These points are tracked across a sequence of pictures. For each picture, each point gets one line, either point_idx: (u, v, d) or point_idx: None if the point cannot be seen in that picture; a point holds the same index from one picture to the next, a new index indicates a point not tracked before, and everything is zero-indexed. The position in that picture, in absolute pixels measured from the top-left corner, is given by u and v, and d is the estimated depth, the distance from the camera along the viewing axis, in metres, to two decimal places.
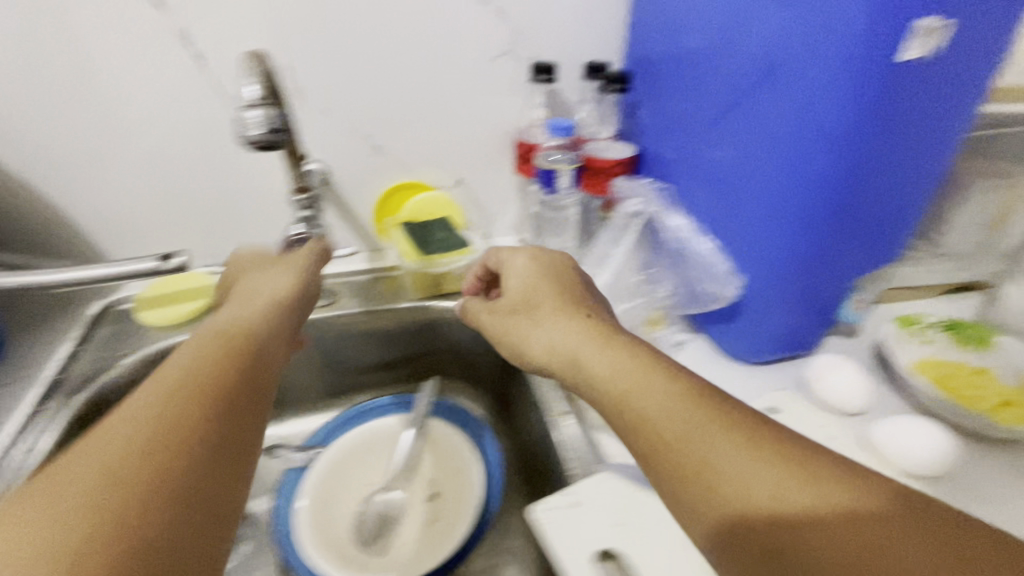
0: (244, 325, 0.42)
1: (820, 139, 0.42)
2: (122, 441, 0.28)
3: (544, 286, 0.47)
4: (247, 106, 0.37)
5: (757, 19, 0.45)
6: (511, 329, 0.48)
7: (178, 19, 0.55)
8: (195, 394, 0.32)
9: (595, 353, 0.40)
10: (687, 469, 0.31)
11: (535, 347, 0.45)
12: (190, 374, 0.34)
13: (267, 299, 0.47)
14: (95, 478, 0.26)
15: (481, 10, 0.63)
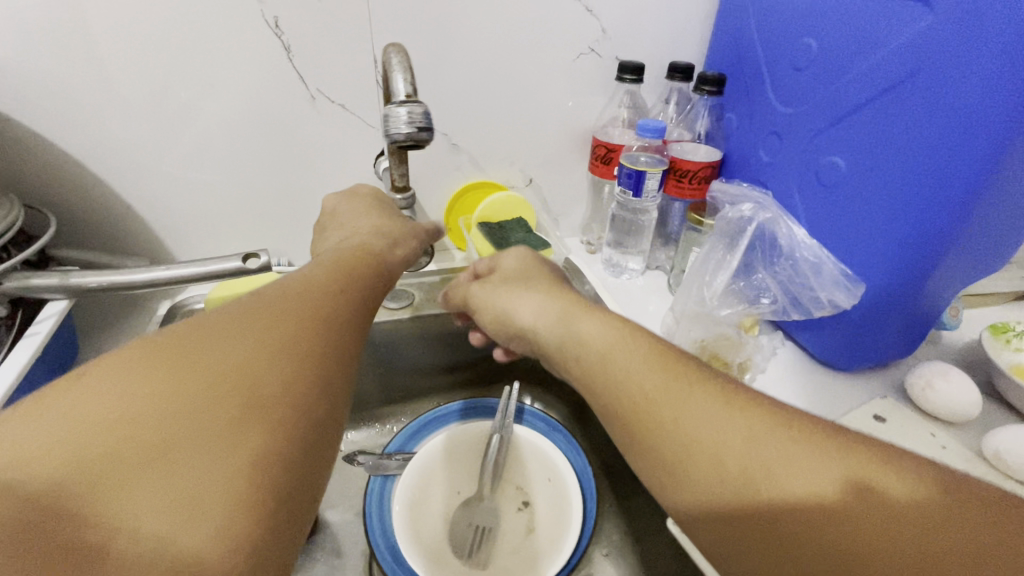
0: (364, 270, 0.43)
1: (966, 151, 0.40)
2: (270, 334, 0.31)
3: (537, 270, 0.53)
4: (398, 101, 0.36)
5: (900, 25, 0.44)
6: (498, 298, 0.51)
7: (272, 6, 0.52)
8: (325, 315, 0.35)
9: (577, 318, 0.43)
10: (723, 464, 0.31)
11: (520, 315, 0.48)
12: (320, 299, 0.36)
13: (368, 240, 0.47)
14: (246, 358, 0.29)
15: (573, 6, 0.61)
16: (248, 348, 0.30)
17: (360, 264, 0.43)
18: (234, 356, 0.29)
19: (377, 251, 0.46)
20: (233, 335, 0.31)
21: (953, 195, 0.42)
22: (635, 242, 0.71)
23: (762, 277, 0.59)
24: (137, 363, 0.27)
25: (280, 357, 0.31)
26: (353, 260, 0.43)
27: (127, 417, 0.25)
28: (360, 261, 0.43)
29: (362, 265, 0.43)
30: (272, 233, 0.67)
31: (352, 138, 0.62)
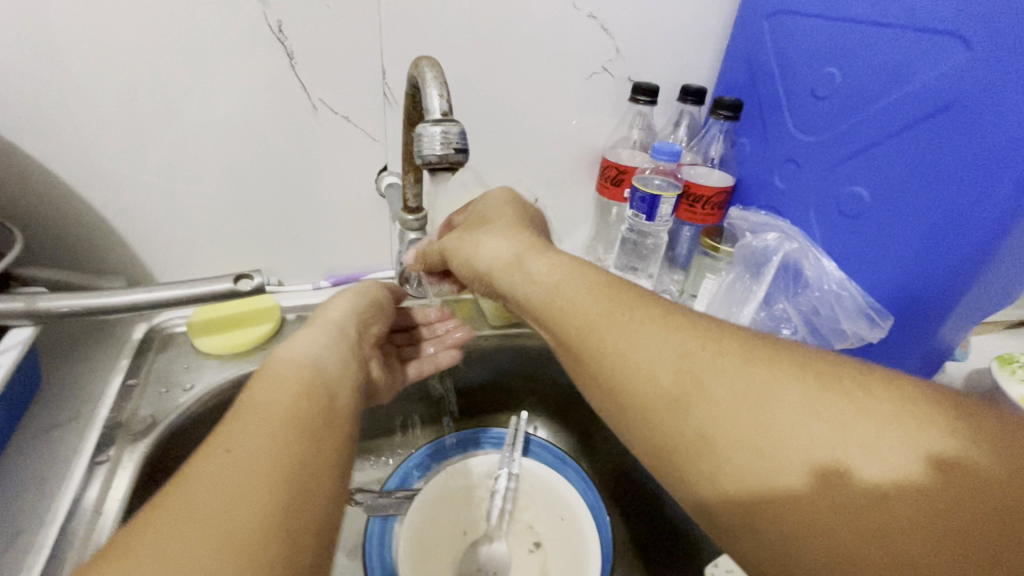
0: (309, 346, 0.39)
1: (1001, 186, 0.39)
2: (244, 465, 0.28)
3: (502, 209, 0.48)
4: (433, 120, 0.33)
5: (931, 58, 0.43)
6: (457, 247, 0.47)
7: (276, 11, 0.49)
8: (256, 452, 0.29)
9: (534, 257, 0.42)
10: (776, 480, 0.27)
11: (478, 259, 0.45)
12: (272, 400, 0.33)
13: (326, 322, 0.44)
14: (219, 502, 0.26)
15: (589, 24, 0.59)
16: (176, 544, 0.24)
17: (300, 340, 0.40)
18: (154, 549, 0.24)
19: (320, 324, 0.43)
20: (211, 474, 0.27)
21: (986, 232, 0.41)
22: (643, 265, 0.70)
23: (782, 306, 0.59)
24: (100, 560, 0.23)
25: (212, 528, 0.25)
26: (297, 338, 0.40)
27: None
28: (301, 338, 0.40)
29: (304, 343, 0.40)
30: (262, 249, 0.62)
31: (354, 153, 0.58)
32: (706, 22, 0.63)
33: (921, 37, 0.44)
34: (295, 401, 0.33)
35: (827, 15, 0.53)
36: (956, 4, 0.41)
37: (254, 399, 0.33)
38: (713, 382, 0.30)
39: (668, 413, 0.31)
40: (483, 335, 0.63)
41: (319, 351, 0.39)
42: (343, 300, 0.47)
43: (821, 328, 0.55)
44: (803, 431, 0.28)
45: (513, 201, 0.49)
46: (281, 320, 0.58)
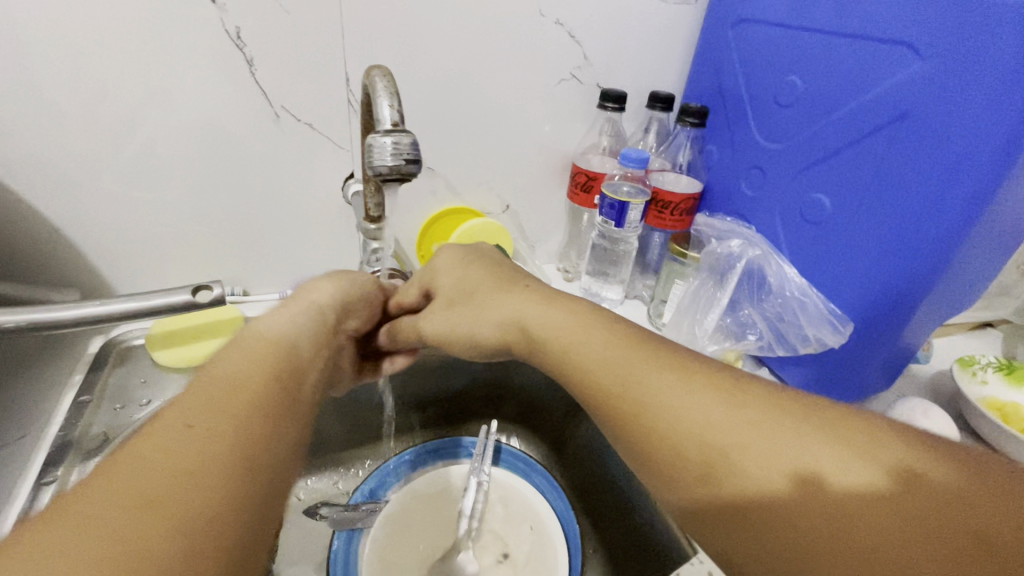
0: (280, 323, 0.36)
1: (957, 193, 0.40)
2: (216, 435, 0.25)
3: (477, 272, 0.47)
4: (384, 131, 0.32)
5: (890, 67, 0.44)
6: (450, 321, 0.46)
7: (236, 16, 0.48)
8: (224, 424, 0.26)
9: (488, 300, 0.44)
10: (741, 487, 0.28)
11: (475, 331, 0.44)
12: (240, 375, 0.30)
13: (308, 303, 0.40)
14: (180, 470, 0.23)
15: (556, 30, 0.59)
16: (132, 507, 0.21)
17: (278, 317, 0.37)
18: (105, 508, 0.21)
19: (298, 303, 0.39)
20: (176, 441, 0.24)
21: (942, 238, 0.42)
22: (615, 271, 0.70)
23: (747, 313, 0.59)
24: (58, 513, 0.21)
25: (168, 508, 0.22)
26: (276, 313, 0.37)
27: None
28: (278, 317, 0.37)
29: (281, 325, 0.36)
30: (226, 258, 0.60)
31: (319, 160, 0.58)
32: (673, 30, 0.64)
33: (877, 48, 0.45)
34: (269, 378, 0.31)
35: (790, 24, 0.53)
36: (911, 13, 0.42)
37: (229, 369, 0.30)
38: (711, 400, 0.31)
39: (664, 426, 0.31)
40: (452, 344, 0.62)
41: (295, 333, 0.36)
42: (331, 284, 0.42)
43: (784, 333, 0.55)
44: (752, 437, 0.29)
45: (480, 258, 0.49)
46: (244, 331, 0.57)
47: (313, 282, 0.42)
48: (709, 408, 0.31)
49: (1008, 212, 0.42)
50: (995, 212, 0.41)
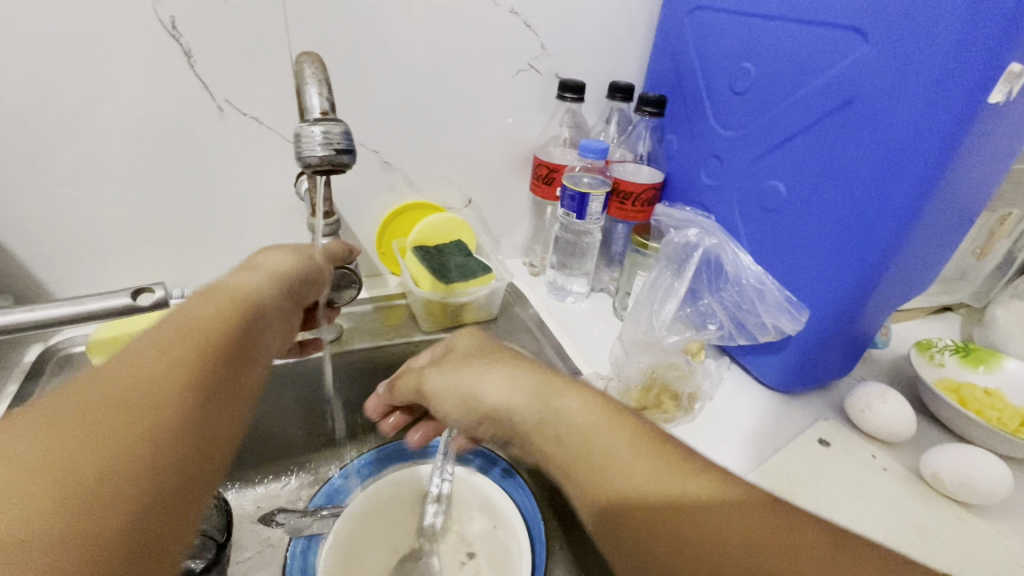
0: (234, 282, 0.38)
1: (903, 179, 0.41)
2: (175, 343, 0.31)
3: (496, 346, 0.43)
4: (312, 120, 0.31)
5: (837, 52, 0.44)
6: (458, 378, 0.40)
7: (168, 5, 0.46)
8: (188, 329, 0.32)
9: (495, 366, 0.39)
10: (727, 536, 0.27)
11: (483, 393, 0.38)
12: (198, 313, 0.34)
13: (255, 272, 0.40)
14: (153, 364, 0.29)
15: (511, 20, 0.58)
16: (119, 384, 0.27)
17: (232, 282, 0.38)
18: (105, 382, 0.27)
19: (246, 268, 0.40)
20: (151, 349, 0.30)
21: (891, 225, 0.42)
22: (578, 263, 0.69)
23: (708, 303, 0.58)
24: (73, 389, 0.27)
25: (141, 386, 0.27)
26: (226, 278, 0.38)
27: (59, 420, 0.25)
28: (235, 280, 0.38)
29: (251, 288, 0.38)
30: (173, 259, 0.58)
31: (268, 155, 0.56)
32: (630, 20, 0.63)
33: (827, 33, 0.45)
34: (226, 312, 0.35)
35: (741, 11, 0.53)
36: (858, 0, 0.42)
37: (192, 309, 0.34)
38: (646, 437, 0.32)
39: (592, 443, 0.32)
40: (414, 342, 0.61)
41: (239, 290, 0.37)
42: (289, 253, 0.42)
43: (744, 322, 0.55)
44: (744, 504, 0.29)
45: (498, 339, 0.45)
46: None
47: (264, 254, 0.42)
48: (657, 444, 0.32)
49: (953, 196, 0.43)
50: (939, 195, 0.41)
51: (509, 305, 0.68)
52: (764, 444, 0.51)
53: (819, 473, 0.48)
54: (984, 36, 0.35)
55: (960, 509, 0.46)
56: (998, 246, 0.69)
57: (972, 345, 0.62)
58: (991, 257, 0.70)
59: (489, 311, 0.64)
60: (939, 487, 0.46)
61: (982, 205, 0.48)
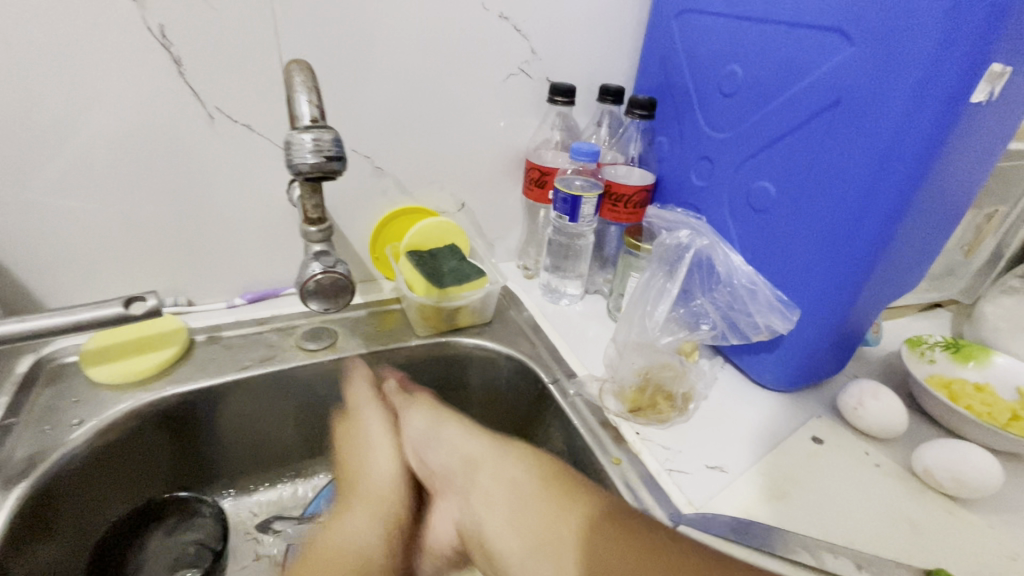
0: (380, 478, 0.46)
1: (890, 178, 0.41)
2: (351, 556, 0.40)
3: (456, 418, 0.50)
4: (302, 128, 0.32)
5: (821, 54, 0.45)
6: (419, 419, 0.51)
7: (158, 15, 0.46)
8: (347, 546, 0.40)
9: (447, 425, 0.49)
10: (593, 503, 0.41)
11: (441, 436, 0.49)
12: (359, 537, 0.41)
13: (383, 486, 0.46)
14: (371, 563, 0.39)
15: (501, 25, 0.59)
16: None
17: (368, 463, 0.47)
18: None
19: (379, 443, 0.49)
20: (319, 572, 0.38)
21: (879, 223, 0.43)
22: (572, 266, 0.69)
23: (700, 303, 0.59)
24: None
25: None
26: (361, 442, 0.50)
27: None
28: (356, 487, 0.46)
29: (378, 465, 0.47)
30: (167, 268, 0.58)
31: (260, 163, 0.56)
32: (619, 23, 0.64)
33: (811, 35, 0.45)
34: (378, 538, 0.42)
35: (727, 14, 0.53)
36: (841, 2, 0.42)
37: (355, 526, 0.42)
38: (552, 473, 0.42)
39: (520, 492, 0.42)
40: (408, 346, 0.61)
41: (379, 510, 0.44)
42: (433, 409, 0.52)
43: (736, 321, 0.56)
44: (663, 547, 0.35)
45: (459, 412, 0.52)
46: (188, 342, 0.55)
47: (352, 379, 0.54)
48: (573, 483, 0.41)
49: (939, 194, 0.44)
50: (924, 194, 0.42)
51: (504, 308, 0.68)
52: (758, 441, 0.51)
53: (813, 470, 0.48)
54: (964, 38, 0.36)
55: (951, 503, 0.46)
56: (986, 241, 0.70)
57: (962, 341, 0.63)
58: (980, 253, 0.71)
59: (484, 315, 0.64)
60: (930, 482, 0.47)
61: (968, 201, 0.48)
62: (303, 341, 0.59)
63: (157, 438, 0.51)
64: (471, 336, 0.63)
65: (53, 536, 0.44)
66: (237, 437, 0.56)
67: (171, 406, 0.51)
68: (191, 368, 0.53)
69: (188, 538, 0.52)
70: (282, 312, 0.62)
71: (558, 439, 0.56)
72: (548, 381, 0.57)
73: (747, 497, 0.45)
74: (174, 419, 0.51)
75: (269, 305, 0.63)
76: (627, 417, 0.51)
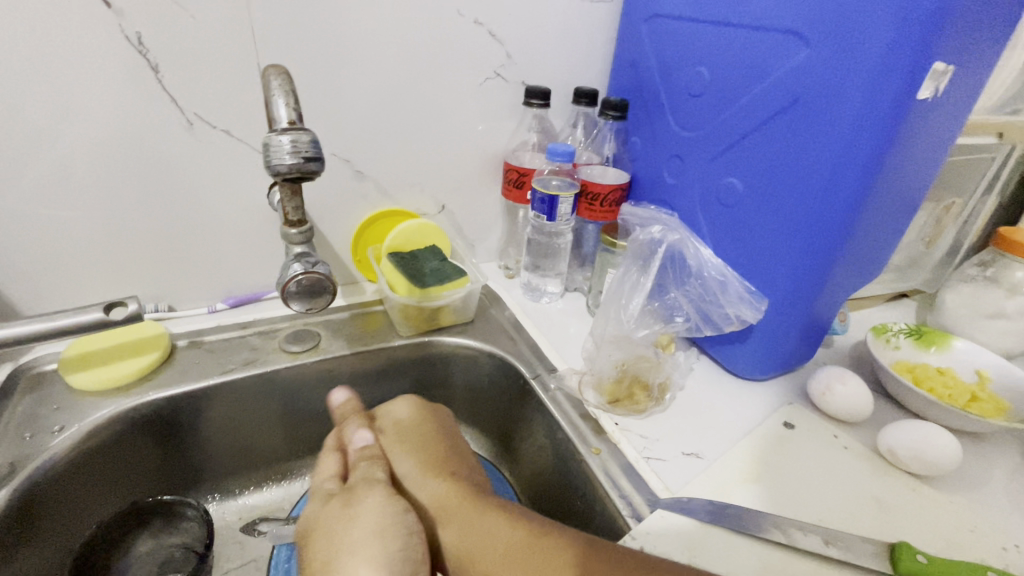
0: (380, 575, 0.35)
1: (848, 172, 0.43)
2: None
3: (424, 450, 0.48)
4: (279, 130, 0.32)
5: (780, 56, 0.47)
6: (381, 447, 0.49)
7: (135, 23, 0.46)
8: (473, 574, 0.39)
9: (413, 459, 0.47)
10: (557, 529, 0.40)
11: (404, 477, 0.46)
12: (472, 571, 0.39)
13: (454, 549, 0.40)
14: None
15: (477, 30, 0.60)
16: None
17: (357, 520, 0.38)
18: None
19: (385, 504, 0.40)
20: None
21: (839, 213, 0.45)
22: (552, 264, 0.71)
23: (674, 296, 0.60)
24: None
25: None
26: (349, 513, 0.39)
27: None
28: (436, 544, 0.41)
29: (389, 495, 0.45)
30: (147, 275, 0.58)
31: (240, 168, 0.56)
32: (591, 27, 0.66)
33: (771, 38, 0.47)
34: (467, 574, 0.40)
35: (692, 18, 0.56)
36: (796, 6, 0.45)
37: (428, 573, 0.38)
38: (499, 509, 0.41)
39: (476, 528, 0.40)
40: (392, 347, 0.61)
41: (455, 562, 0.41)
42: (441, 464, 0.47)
43: (710, 313, 0.57)
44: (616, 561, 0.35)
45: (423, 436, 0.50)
46: (169, 347, 0.55)
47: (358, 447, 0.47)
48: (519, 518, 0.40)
49: (894, 187, 0.46)
50: (879, 187, 0.44)
51: (485, 307, 0.69)
52: (732, 429, 0.53)
53: (783, 454, 0.50)
54: (909, 37, 0.38)
55: (915, 481, 0.49)
56: (945, 232, 0.73)
57: (925, 328, 0.66)
58: (940, 244, 0.74)
59: (465, 314, 0.65)
60: (894, 461, 0.49)
61: (923, 192, 0.51)
62: (285, 343, 0.59)
63: (141, 443, 0.51)
64: (453, 335, 0.64)
65: (37, 543, 0.44)
66: (220, 440, 0.56)
67: (154, 412, 0.51)
68: (173, 373, 0.54)
69: (174, 543, 0.52)
70: (263, 316, 0.62)
71: (539, 434, 0.57)
72: (529, 376, 0.58)
73: (724, 483, 0.47)
74: (155, 422, 0.51)
75: (251, 309, 0.63)
76: (606, 409, 0.53)
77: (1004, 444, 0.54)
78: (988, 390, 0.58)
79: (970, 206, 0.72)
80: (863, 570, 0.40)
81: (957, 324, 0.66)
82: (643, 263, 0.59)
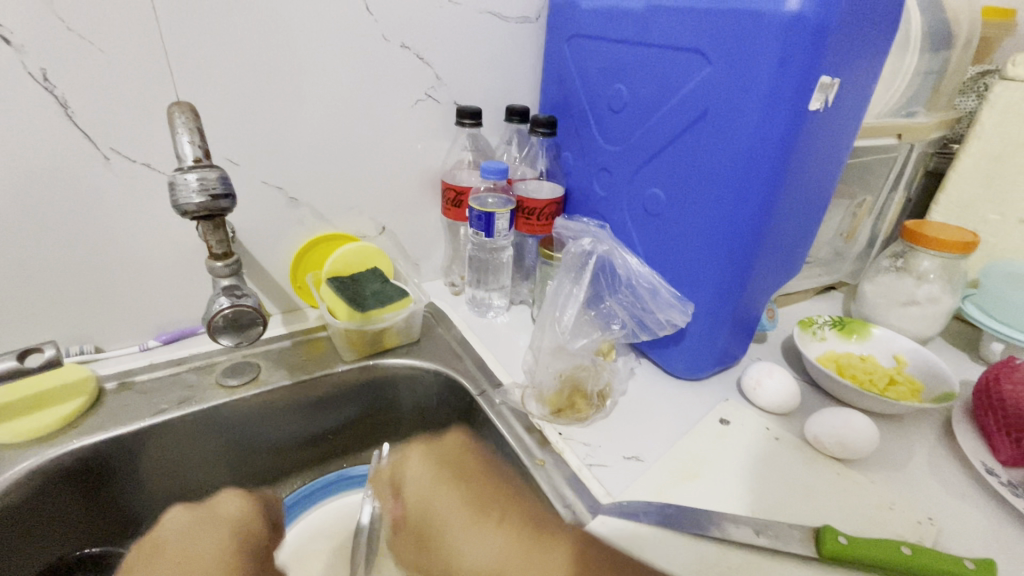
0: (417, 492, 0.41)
1: (755, 179, 0.46)
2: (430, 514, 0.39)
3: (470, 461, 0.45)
4: (183, 169, 0.33)
5: (687, 73, 0.49)
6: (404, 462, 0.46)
7: (37, 58, 0.45)
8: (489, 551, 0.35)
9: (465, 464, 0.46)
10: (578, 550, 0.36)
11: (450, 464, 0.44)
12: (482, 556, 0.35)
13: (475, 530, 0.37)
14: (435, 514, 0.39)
15: (403, 53, 0.61)
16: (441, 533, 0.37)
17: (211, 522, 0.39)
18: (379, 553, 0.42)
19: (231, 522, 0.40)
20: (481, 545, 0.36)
21: (750, 217, 0.48)
22: (494, 279, 0.72)
23: (609, 304, 0.62)
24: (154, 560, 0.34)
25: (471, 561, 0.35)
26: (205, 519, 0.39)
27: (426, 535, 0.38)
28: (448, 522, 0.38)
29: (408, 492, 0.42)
30: (69, 317, 0.56)
31: (163, 200, 0.55)
32: (517, 47, 0.67)
33: (678, 55, 0.50)
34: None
35: (608, 36, 0.58)
36: (696, 26, 0.47)
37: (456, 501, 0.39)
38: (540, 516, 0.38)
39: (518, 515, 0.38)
40: (335, 373, 0.61)
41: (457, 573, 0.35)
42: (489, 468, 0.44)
43: (644, 317, 0.59)
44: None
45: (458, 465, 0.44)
46: (96, 392, 0.53)
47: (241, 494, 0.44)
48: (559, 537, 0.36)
49: (801, 189, 0.49)
50: (784, 190, 0.47)
51: (431, 325, 0.70)
52: (671, 430, 0.55)
53: (719, 450, 0.52)
54: (797, 53, 0.41)
55: (839, 465, 0.52)
56: (862, 226, 0.78)
57: (847, 318, 0.70)
58: (859, 237, 0.79)
59: (410, 334, 0.65)
60: (819, 448, 0.52)
61: (830, 192, 0.55)
62: (222, 378, 0.58)
63: (68, 495, 0.49)
64: (399, 357, 0.63)
65: None
66: (155, 483, 0.54)
67: (83, 460, 0.49)
68: (100, 418, 0.51)
69: None
70: (198, 351, 0.61)
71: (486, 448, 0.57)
72: (475, 393, 0.58)
73: (664, 485, 0.48)
74: (83, 470, 0.49)
75: (185, 344, 0.62)
76: (550, 419, 0.54)
77: (920, 423, 0.59)
78: (904, 373, 0.62)
79: (881, 201, 0.77)
80: (792, 558, 0.42)
81: (877, 312, 0.71)
82: (579, 273, 0.60)
